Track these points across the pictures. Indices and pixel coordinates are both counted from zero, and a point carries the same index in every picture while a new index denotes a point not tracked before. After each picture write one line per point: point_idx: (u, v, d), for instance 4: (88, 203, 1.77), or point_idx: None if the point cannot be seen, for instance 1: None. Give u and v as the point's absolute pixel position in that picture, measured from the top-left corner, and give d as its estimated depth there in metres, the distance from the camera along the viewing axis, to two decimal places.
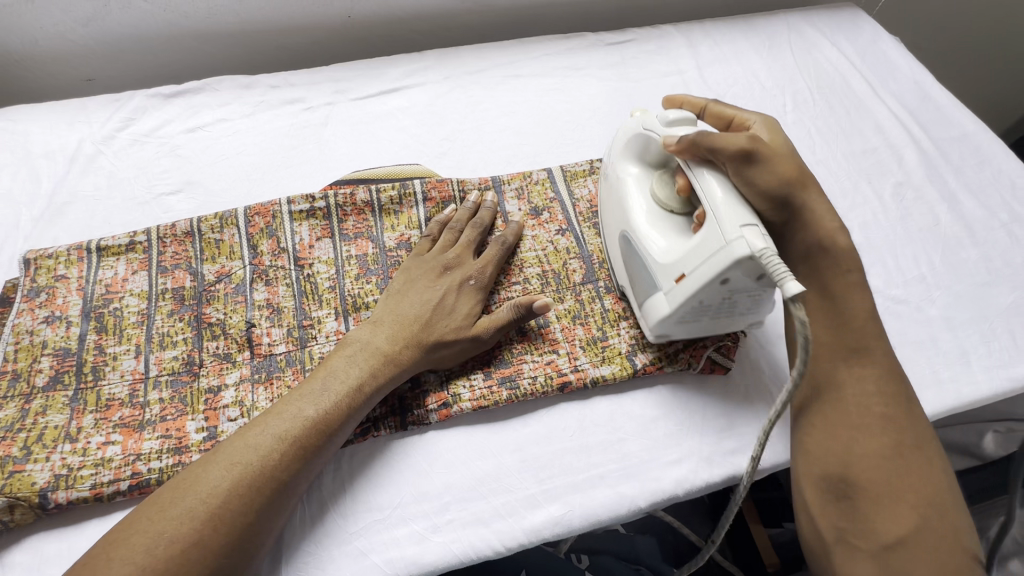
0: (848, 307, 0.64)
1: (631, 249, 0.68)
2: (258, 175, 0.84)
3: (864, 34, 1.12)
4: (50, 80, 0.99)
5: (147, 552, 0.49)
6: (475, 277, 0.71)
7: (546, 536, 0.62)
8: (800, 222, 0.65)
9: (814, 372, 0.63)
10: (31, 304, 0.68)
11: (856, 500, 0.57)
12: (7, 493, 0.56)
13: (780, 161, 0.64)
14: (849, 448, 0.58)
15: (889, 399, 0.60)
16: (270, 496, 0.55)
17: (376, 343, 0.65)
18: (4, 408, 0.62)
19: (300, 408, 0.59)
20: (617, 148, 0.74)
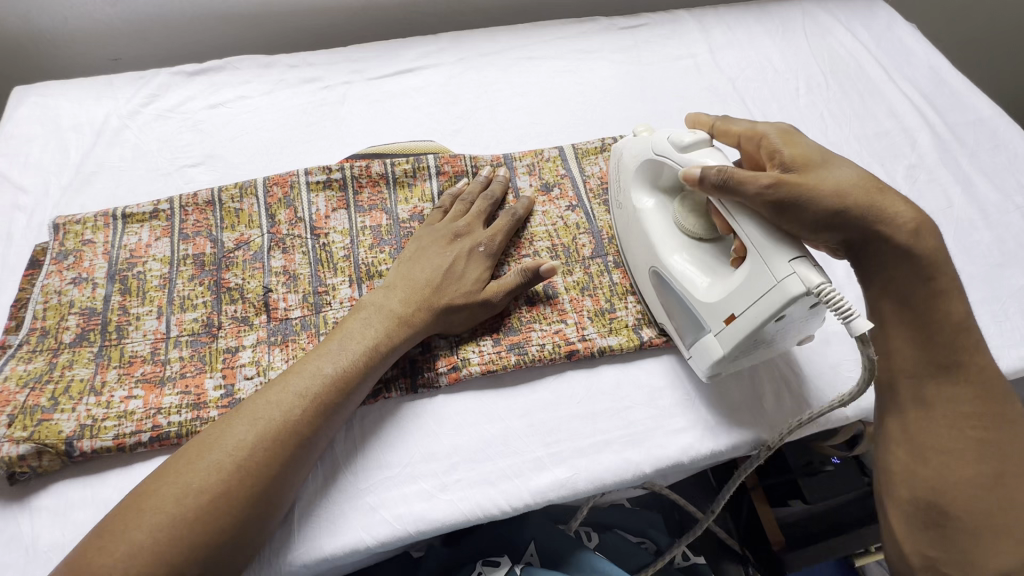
0: (939, 321, 0.57)
1: (665, 285, 0.67)
2: (276, 150, 0.86)
3: (879, 20, 1.11)
4: (80, 58, 1.03)
5: (179, 501, 0.51)
6: (485, 245, 0.72)
7: (551, 497, 0.63)
8: (874, 234, 0.57)
9: (896, 389, 0.59)
10: (59, 266, 0.71)
11: (949, 529, 0.55)
12: (36, 440, 0.59)
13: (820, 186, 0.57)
14: (940, 474, 0.55)
15: (986, 420, 0.56)
16: (293, 450, 0.57)
17: (390, 306, 0.66)
18: (33, 361, 0.64)
19: (318, 366, 0.61)
20: (625, 173, 0.72)
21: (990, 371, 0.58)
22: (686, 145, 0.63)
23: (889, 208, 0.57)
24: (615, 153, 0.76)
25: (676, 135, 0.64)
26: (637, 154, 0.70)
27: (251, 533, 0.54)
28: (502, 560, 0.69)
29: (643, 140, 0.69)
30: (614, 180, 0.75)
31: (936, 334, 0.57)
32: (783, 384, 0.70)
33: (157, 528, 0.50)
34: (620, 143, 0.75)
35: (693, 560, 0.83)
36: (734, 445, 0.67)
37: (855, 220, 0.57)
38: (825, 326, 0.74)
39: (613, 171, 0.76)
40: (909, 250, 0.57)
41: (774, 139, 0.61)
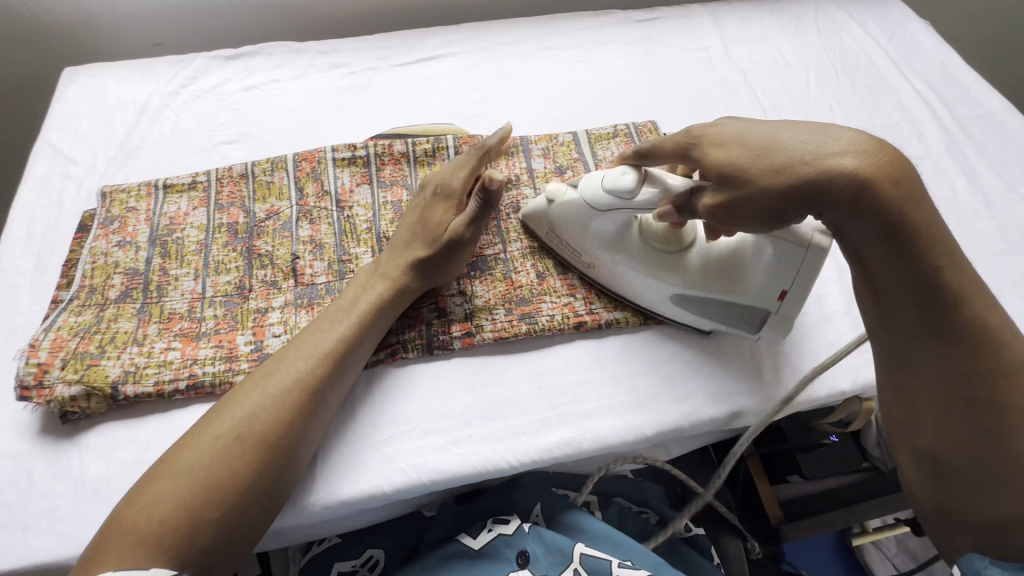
0: (919, 283, 0.53)
1: (699, 300, 0.70)
2: (305, 129, 0.91)
3: (892, 16, 1.13)
4: (124, 43, 1.09)
5: (196, 450, 0.57)
6: (445, 184, 0.74)
7: (557, 454, 0.67)
8: (826, 207, 0.52)
9: (885, 354, 0.59)
10: (106, 230, 0.76)
11: (950, 480, 0.56)
12: (85, 382, 0.64)
13: (751, 195, 0.54)
14: (933, 430, 0.57)
15: (974, 377, 0.53)
16: (303, 400, 0.61)
17: (383, 271, 0.71)
18: (82, 314, 0.70)
19: (321, 327, 0.66)
20: (578, 238, 0.72)
21: (985, 324, 0.54)
22: (630, 186, 0.63)
23: (833, 174, 0.51)
24: (541, 224, 0.75)
25: (610, 184, 0.64)
26: (580, 219, 0.70)
27: (267, 481, 0.58)
28: (511, 517, 0.72)
29: (576, 203, 0.69)
30: (568, 245, 0.74)
31: (915, 297, 0.54)
32: (783, 358, 0.73)
33: (178, 478, 0.55)
34: (540, 210, 0.74)
35: (696, 531, 0.84)
36: (733, 414, 0.70)
37: (799, 205, 0.53)
38: (825, 306, 0.77)
39: (554, 238, 0.75)
40: (871, 210, 0.51)
41: (697, 155, 0.58)
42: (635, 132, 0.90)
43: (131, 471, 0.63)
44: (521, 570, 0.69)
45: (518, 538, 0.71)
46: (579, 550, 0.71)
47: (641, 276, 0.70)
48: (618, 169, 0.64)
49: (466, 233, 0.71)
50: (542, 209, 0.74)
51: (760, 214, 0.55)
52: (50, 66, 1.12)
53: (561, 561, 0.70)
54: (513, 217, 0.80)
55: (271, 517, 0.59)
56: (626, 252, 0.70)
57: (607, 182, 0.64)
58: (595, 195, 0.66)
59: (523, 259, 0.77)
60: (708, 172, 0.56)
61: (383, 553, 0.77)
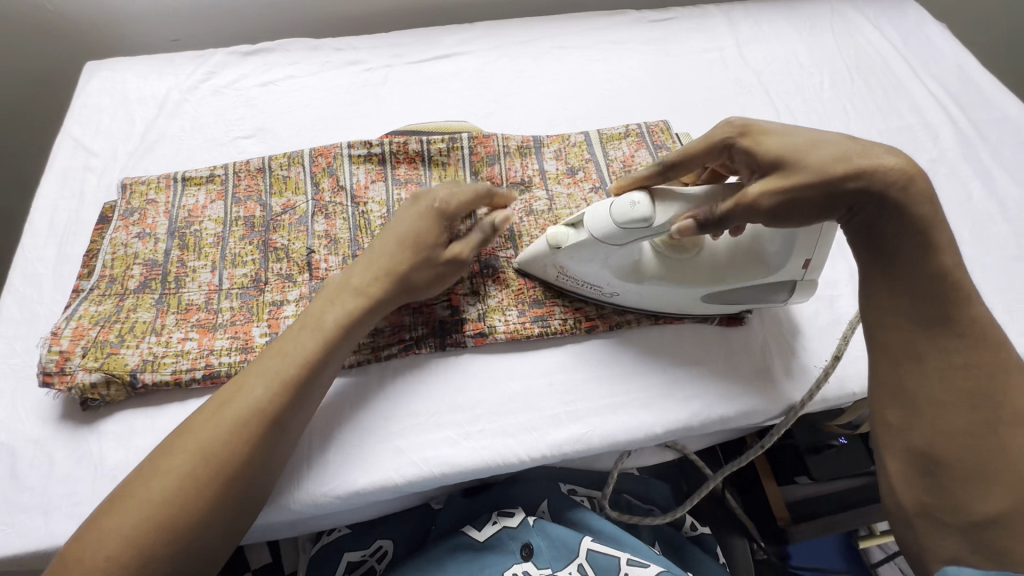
0: (928, 276, 0.55)
1: (731, 290, 0.69)
2: (321, 125, 0.92)
3: (908, 19, 1.13)
4: (144, 39, 1.11)
5: (146, 485, 0.53)
6: (439, 201, 0.69)
7: (567, 450, 0.68)
8: (870, 196, 0.54)
9: (887, 342, 0.57)
10: (126, 222, 0.78)
11: (938, 477, 0.53)
12: (105, 369, 0.66)
13: (808, 178, 0.54)
14: (931, 425, 0.54)
15: (978, 372, 0.53)
16: (260, 429, 0.57)
17: (355, 286, 0.67)
18: (102, 303, 0.71)
19: (283, 346, 0.62)
20: (593, 273, 0.69)
21: (990, 325, 0.55)
22: (648, 213, 0.60)
23: (881, 167, 0.54)
24: (546, 265, 0.71)
25: (623, 215, 0.61)
26: (593, 258, 0.67)
27: (226, 516, 0.55)
28: (516, 511, 0.73)
29: (588, 242, 0.65)
30: (584, 281, 0.71)
31: (926, 287, 0.55)
32: (794, 360, 0.73)
33: (126, 514, 0.52)
34: (545, 255, 0.69)
35: (701, 530, 0.85)
36: (743, 414, 0.70)
37: (849, 192, 0.54)
38: (838, 309, 0.77)
39: (564, 278, 0.72)
40: (903, 204, 0.54)
41: (745, 143, 0.59)
42: (647, 132, 0.89)
43: None
44: (525, 562, 0.69)
45: (522, 530, 0.71)
46: (585, 546, 0.71)
47: (670, 290, 0.69)
48: (625, 198, 0.61)
49: (461, 258, 0.69)
50: (547, 254, 0.69)
51: (811, 202, 0.55)
52: (72, 60, 1.14)
53: (566, 555, 0.70)
54: (526, 219, 0.80)
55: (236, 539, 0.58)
56: (648, 275, 0.68)
57: (618, 215, 0.61)
58: (604, 227, 0.63)
59: None
60: (760, 159, 0.58)
61: (392, 543, 0.78)
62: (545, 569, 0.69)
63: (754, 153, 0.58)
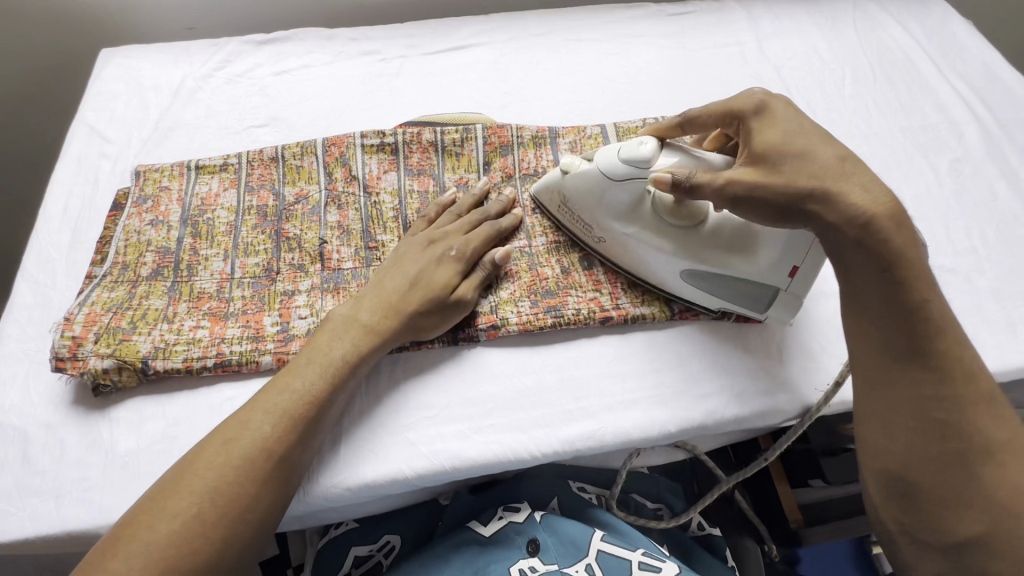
0: (901, 302, 0.53)
1: (710, 274, 0.69)
2: (335, 115, 0.92)
3: (933, 15, 1.10)
4: (159, 26, 1.11)
5: (150, 527, 0.52)
6: (456, 247, 0.72)
7: (579, 447, 0.67)
8: (830, 225, 0.55)
9: (865, 367, 0.56)
10: (139, 209, 0.77)
11: (915, 501, 0.53)
12: (117, 356, 0.65)
13: (773, 182, 0.57)
14: (906, 450, 0.53)
15: (953, 402, 0.52)
16: (271, 468, 0.57)
17: (360, 316, 0.67)
18: (115, 290, 0.71)
19: (286, 382, 0.62)
20: (590, 211, 0.72)
21: (971, 351, 0.54)
22: (648, 156, 0.65)
23: (849, 199, 0.54)
24: (554, 196, 0.75)
25: (629, 155, 0.66)
26: (595, 192, 0.70)
27: (235, 557, 0.54)
28: (522, 506, 0.72)
29: (593, 176, 0.70)
30: (579, 218, 0.74)
31: (899, 310, 0.53)
32: (811, 359, 0.72)
33: (132, 557, 0.50)
34: (555, 181, 0.74)
35: (709, 531, 0.84)
36: (760, 414, 0.69)
37: (807, 212, 0.56)
38: None
39: (565, 212, 0.75)
40: (866, 237, 0.53)
41: (754, 126, 0.62)
42: None
43: (159, 445, 0.64)
44: (531, 557, 0.68)
45: (528, 525, 0.70)
46: (596, 545, 0.69)
47: (646, 252, 0.70)
48: (636, 140, 0.66)
49: (465, 300, 0.69)
50: (557, 181, 0.74)
51: (761, 206, 0.58)
52: (87, 47, 1.15)
53: (574, 554, 0.69)
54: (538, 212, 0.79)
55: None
56: (638, 223, 0.70)
57: (625, 154, 0.66)
58: (610, 168, 0.68)
59: (548, 255, 0.76)
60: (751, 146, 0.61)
61: (400, 539, 0.77)
62: (551, 564, 0.68)
63: (753, 137, 0.61)
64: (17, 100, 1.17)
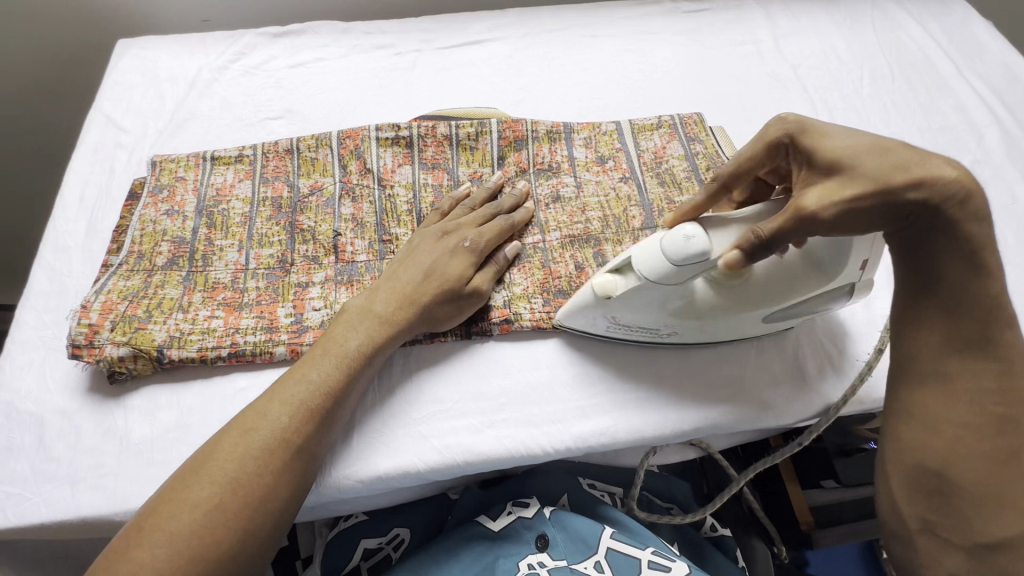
0: (969, 297, 0.53)
1: (794, 305, 0.65)
2: (350, 108, 0.92)
3: (953, 16, 1.09)
4: (175, 18, 1.12)
5: (172, 517, 0.52)
6: (469, 239, 0.71)
7: (591, 443, 0.66)
8: (929, 207, 0.51)
9: (919, 359, 0.56)
10: (155, 198, 0.78)
11: (950, 498, 0.54)
12: (133, 344, 0.66)
13: (865, 186, 0.51)
14: (952, 446, 0.54)
15: (1008, 397, 0.53)
16: (286, 458, 0.57)
17: (374, 308, 0.66)
18: (131, 278, 0.71)
19: (303, 373, 0.62)
20: (647, 317, 0.65)
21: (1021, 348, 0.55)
22: (704, 247, 0.55)
23: (944, 178, 0.51)
24: (596, 317, 0.67)
25: (676, 252, 0.56)
26: (643, 303, 0.63)
27: (255, 546, 0.54)
28: (531, 501, 0.72)
29: (639, 287, 0.61)
30: (636, 326, 0.67)
31: (965, 306, 0.53)
32: (827, 359, 0.71)
33: (155, 546, 0.51)
34: (592, 306, 0.65)
35: (721, 532, 0.83)
36: (775, 415, 0.68)
37: (908, 201, 0.51)
38: (873, 310, 0.74)
39: (615, 327, 0.68)
40: (960, 220, 0.52)
41: (808, 143, 0.54)
42: (680, 123, 0.86)
43: (172, 434, 0.65)
44: (540, 552, 0.68)
45: (538, 520, 0.70)
46: (605, 543, 0.69)
47: (736, 322, 0.66)
48: (676, 232, 0.56)
49: (481, 292, 0.69)
50: (593, 305, 0.65)
51: (863, 219, 0.52)
52: (103, 37, 1.15)
53: (583, 551, 0.69)
54: (552, 207, 0.78)
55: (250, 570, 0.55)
56: (708, 310, 0.63)
57: (671, 252, 0.57)
58: (657, 269, 0.58)
59: (563, 250, 0.75)
60: (816, 160, 0.54)
61: (409, 532, 0.77)
62: (560, 560, 0.68)
63: (812, 156, 0.54)
64: (35, 91, 1.18)
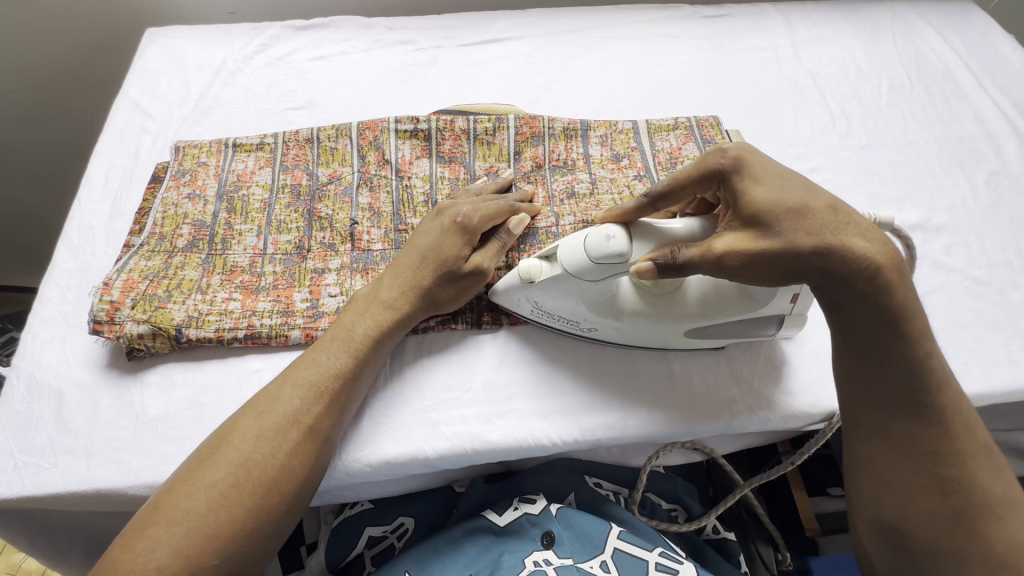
0: (903, 362, 0.53)
1: (715, 325, 0.66)
2: (370, 102, 0.93)
3: (975, 27, 1.08)
4: (201, 9, 1.14)
5: (191, 496, 0.53)
6: (462, 214, 0.69)
7: (600, 437, 0.67)
8: (839, 278, 0.51)
9: (859, 421, 0.57)
10: (178, 182, 0.79)
11: (909, 551, 0.54)
12: (153, 322, 0.67)
13: (772, 247, 0.51)
14: (905, 505, 0.54)
15: (947, 456, 0.53)
16: (296, 442, 0.57)
17: (379, 293, 0.67)
18: (152, 259, 0.72)
19: (312, 360, 0.63)
20: (567, 306, 0.65)
21: (960, 400, 0.55)
22: (622, 249, 0.58)
23: (851, 250, 0.50)
24: (520, 300, 0.68)
25: (596, 249, 0.58)
26: (566, 293, 0.64)
27: (269, 526, 0.55)
28: (537, 498, 0.72)
29: (561, 277, 0.62)
30: (558, 316, 0.67)
31: (901, 371, 0.53)
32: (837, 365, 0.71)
33: (173, 522, 0.52)
34: (518, 288, 0.66)
35: (724, 535, 0.83)
36: (784, 415, 0.68)
37: (815, 269, 0.51)
38: None
39: (539, 313, 0.68)
40: (872, 292, 0.51)
41: (741, 184, 0.54)
42: (696, 125, 0.86)
43: (187, 412, 0.66)
44: (546, 550, 0.68)
45: (544, 518, 0.70)
46: (611, 544, 0.69)
47: (645, 331, 0.67)
48: (601, 230, 0.59)
49: (483, 269, 0.68)
50: (519, 287, 0.66)
51: (766, 272, 0.53)
52: (132, 26, 1.18)
53: (589, 551, 0.68)
54: (566, 203, 0.79)
55: (265, 551, 0.56)
56: (628, 312, 0.64)
57: (592, 248, 0.59)
58: (578, 263, 0.60)
59: (575, 237, 0.75)
60: (739, 209, 0.53)
61: (414, 521, 0.77)
62: (566, 559, 0.67)
63: (739, 199, 0.54)
64: (65, 76, 1.21)
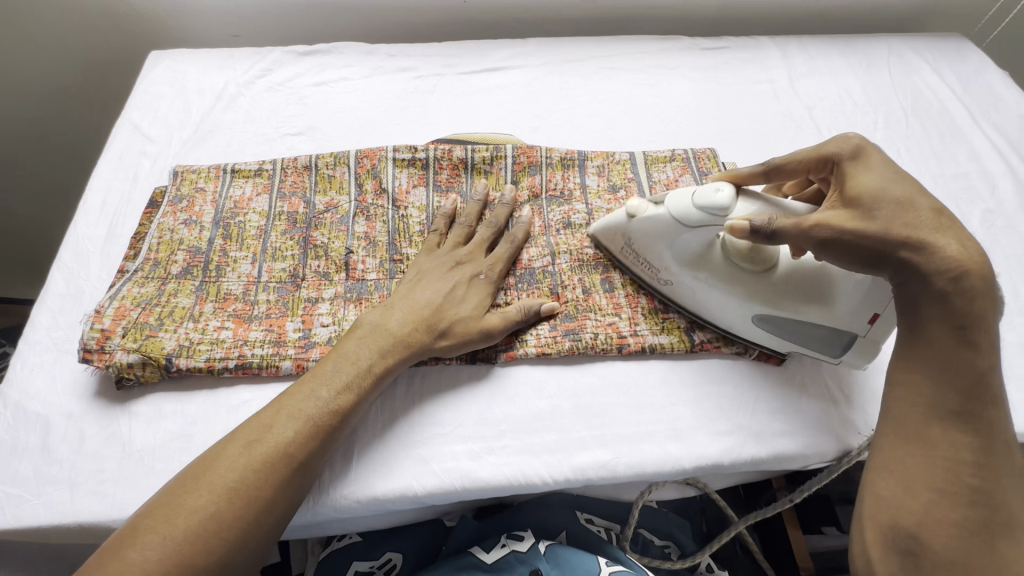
0: (959, 366, 0.53)
1: (785, 320, 0.67)
2: (369, 128, 0.94)
3: (969, 63, 1.10)
4: (207, 33, 1.16)
5: (172, 523, 0.52)
6: (484, 273, 0.73)
7: (590, 476, 0.66)
8: (920, 271, 0.54)
9: (903, 420, 0.56)
10: (174, 208, 0.79)
11: (920, 561, 0.53)
12: (143, 351, 0.67)
13: (867, 228, 0.55)
14: (927, 508, 0.53)
15: (987, 471, 0.52)
16: (286, 475, 0.57)
17: (387, 325, 0.67)
18: (145, 286, 0.72)
19: (312, 389, 0.62)
20: (655, 251, 0.71)
21: (1009, 428, 0.54)
22: (726, 203, 0.62)
23: (942, 249, 0.53)
24: (617, 236, 0.74)
25: (704, 199, 0.63)
26: (660, 235, 0.69)
27: (247, 555, 0.55)
28: (526, 535, 0.71)
29: (661, 219, 0.68)
30: (643, 259, 0.73)
31: (954, 373, 0.53)
32: (832, 407, 0.70)
33: (149, 547, 0.51)
34: (619, 223, 0.72)
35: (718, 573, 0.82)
36: (778, 455, 0.68)
37: (900, 258, 0.54)
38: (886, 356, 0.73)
39: (629, 252, 0.74)
40: (951, 292, 0.53)
41: (853, 169, 0.59)
42: (693, 157, 0.87)
43: (175, 443, 0.65)
44: None
45: (532, 555, 0.69)
46: None
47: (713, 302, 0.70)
48: (714, 183, 0.63)
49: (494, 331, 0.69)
50: (622, 222, 0.72)
51: (852, 253, 0.56)
52: (137, 49, 1.19)
53: None
54: (563, 232, 0.79)
55: None
56: (707, 269, 0.69)
57: (700, 198, 0.64)
58: (682, 210, 0.66)
59: (571, 273, 0.76)
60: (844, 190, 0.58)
61: (402, 557, 0.76)
62: None
63: (846, 182, 0.59)
64: (68, 95, 1.23)
